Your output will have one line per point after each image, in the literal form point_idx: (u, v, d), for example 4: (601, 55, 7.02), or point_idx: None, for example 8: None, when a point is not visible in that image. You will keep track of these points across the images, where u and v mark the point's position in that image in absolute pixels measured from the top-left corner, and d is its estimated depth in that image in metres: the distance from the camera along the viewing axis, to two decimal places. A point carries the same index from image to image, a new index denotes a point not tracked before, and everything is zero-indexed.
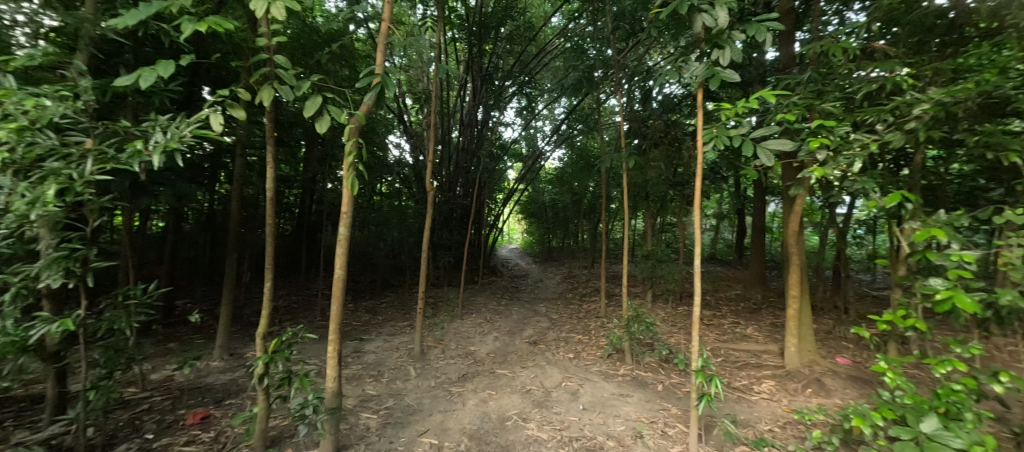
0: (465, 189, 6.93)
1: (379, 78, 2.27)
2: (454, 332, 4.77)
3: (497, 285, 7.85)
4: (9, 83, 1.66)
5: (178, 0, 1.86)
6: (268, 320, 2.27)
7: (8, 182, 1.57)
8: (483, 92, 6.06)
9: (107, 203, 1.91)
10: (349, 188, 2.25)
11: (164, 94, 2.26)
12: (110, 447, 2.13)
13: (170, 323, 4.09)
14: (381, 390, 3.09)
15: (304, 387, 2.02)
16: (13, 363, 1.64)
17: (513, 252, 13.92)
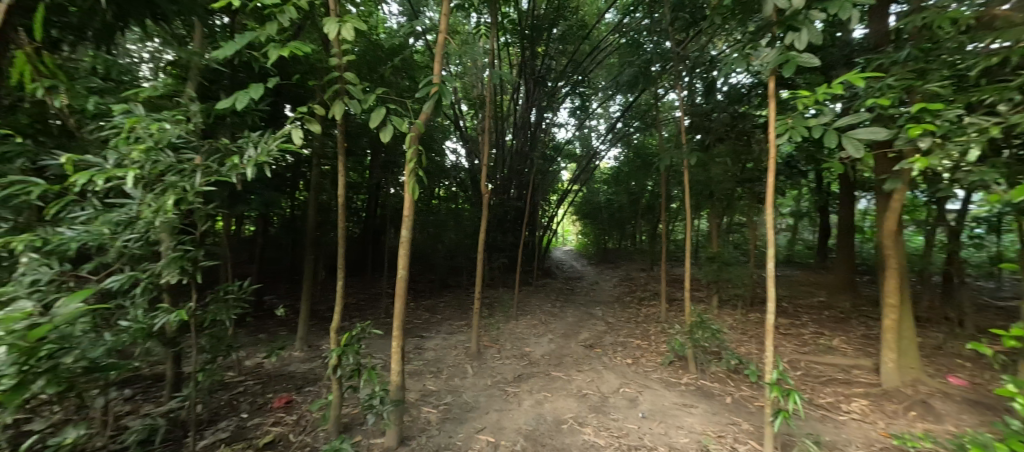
0: (519, 191, 7.02)
1: (437, 88, 2.37)
2: (510, 333, 4.83)
3: (552, 286, 7.81)
4: (138, 112, 1.96)
5: (265, 30, 2.09)
6: (340, 316, 2.46)
7: (139, 194, 1.88)
8: (537, 94, 6.10)
9: (212, 211, 2.21)
10: (410, 194, 2.37)
11: (254, 113, 2.56)
12: (215, 424, 2.45)
13: (261, 316, 4.61)
14: (440, 386, 3.22)
15: (372, 380, 2.17)
16: (143, 346, 1.96)
17: (568, 254, 13.77)
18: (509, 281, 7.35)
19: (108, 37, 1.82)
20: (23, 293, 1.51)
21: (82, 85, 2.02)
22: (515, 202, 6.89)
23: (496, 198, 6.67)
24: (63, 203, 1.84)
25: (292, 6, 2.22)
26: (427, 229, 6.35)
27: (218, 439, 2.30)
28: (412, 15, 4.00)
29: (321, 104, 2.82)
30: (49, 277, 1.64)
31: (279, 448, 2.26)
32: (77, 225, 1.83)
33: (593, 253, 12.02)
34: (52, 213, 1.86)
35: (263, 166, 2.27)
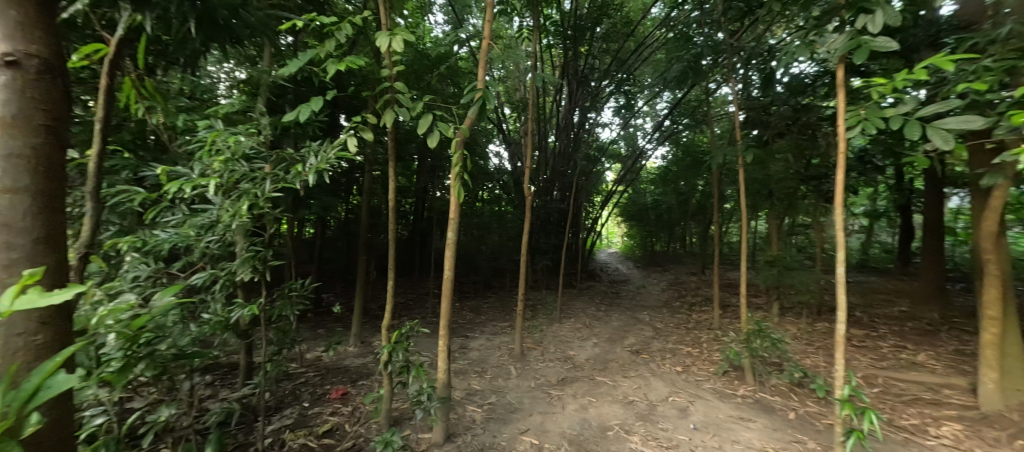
0: (563, 193, 6.98)
1: (481, 93, 2.43)
2: (553, 335, 4.80)
3: (597, 290, 7.66)
4: (218, 127, 2.19)
5: (324, 47, 2.25)
6: (391, 314, 2.58)
7: (219, 200, 2.10)
8: (580, 94, 6.11)
9: (279, 215, 2.41)
10: (456, 196, 2.44)
11: (314, 124, 2.76)
12: (281, 410, 2.67)
13: (320, 313, 4.94)
14: (484, 385, 3.27)
15: (420, 376, 2.26)
16: (221, 336, 2.18)
17: (614, 256, 13.43)
18: (553, 283, 7.31)
19: (193, 61, 2.04)
20: (126, 288, 1.80)
21: (173, 105, 2.29)
22: (558, 204, 6.84)
23: (539, 200, 6.67)
24: (159, 209, 2.11)
25: (347, 23, 2.37)
26: (472, 231, 6.49)
27: (283, 424, 2.50)
28: (456, 23, 4.11)
29: (373, 113, 2.98)
30: (144, 275, 1.91)
31: (336, 436, 2.42)
32: (169, 228, 2.09)
33: (640, 255, 11.63)
34: (151, 217, 2.13)
35: (323, 172, 2.44)
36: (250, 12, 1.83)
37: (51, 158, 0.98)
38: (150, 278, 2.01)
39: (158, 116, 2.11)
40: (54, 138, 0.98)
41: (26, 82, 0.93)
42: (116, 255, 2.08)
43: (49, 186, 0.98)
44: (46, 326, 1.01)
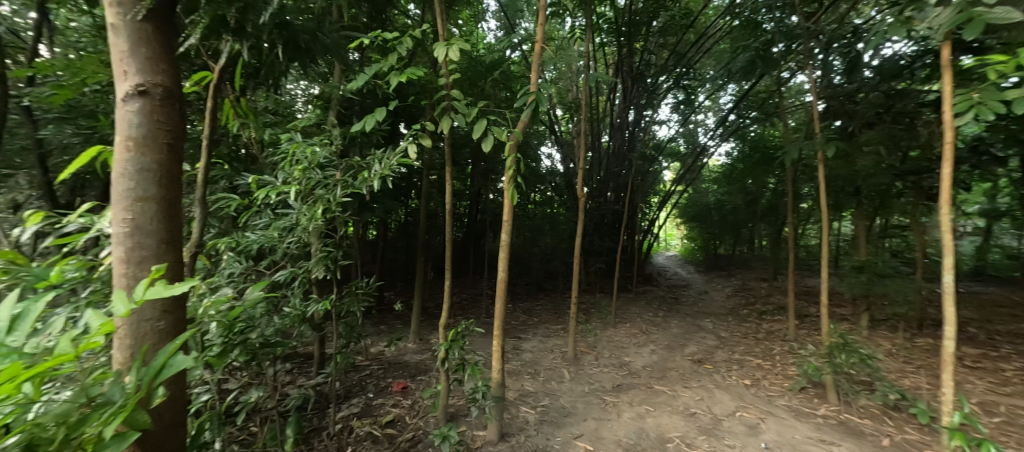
0: (616, 194, 6.78)
1: (534, 96, 2.43)
2: (607, 340, 4.68)
3: (655, 294, 7.34)
4: (297, 139, 2.42)
5: (386, 61, 2.39)
6: (448, 313, 2.67)
7: (298, 205, 2.32)
8: (635, 91, 5.83)
9: (348, 218, 2.62)
10: (510, 199, 2.46)
11: (377, 133, 2.96)
12: (350, 399, 2.89)
13: (383, 310, 5.26)
14: (537, 387, 3.27)
15: (475, 375, 2.31)
16: (299, 329, 2.41)
17: (673, 259, 12.78)
18: (608, 286, 7.13)
19: (276, 82, 2.28)
20: (223, 283, 2.06)
21: (260, 121, 2.57)
22: (614, 205, 6.66)
23: (593, 201, 6.54)
24: (249, 213, 2.39)
25: (408, 37, 2.50)
26: (526, 233, 6.53)
27: (352, 412, 2.71)
28: (508, 28, 4.16)
29: (432, 120, 3.11)
30: (236, 272, 2.17)
31: (398, 427, 2.57)
32: (257, 230, 2.35)
33: (703, 259, 10.94)
34: (243, 221, 2.42)
35: (386, 178, 2.61)
36: (325, 34, 2.00)
37: (171, 169, 1.24)
38: (242, 274, 2.28)
39: (249, 131, 2.39)
40: (173, 152, 1.24)
41: (155, 108, 1.21)
42: (215, 254, 2.39)
43: (170, 191, 1.24)
44: (170, 313, 1.23)
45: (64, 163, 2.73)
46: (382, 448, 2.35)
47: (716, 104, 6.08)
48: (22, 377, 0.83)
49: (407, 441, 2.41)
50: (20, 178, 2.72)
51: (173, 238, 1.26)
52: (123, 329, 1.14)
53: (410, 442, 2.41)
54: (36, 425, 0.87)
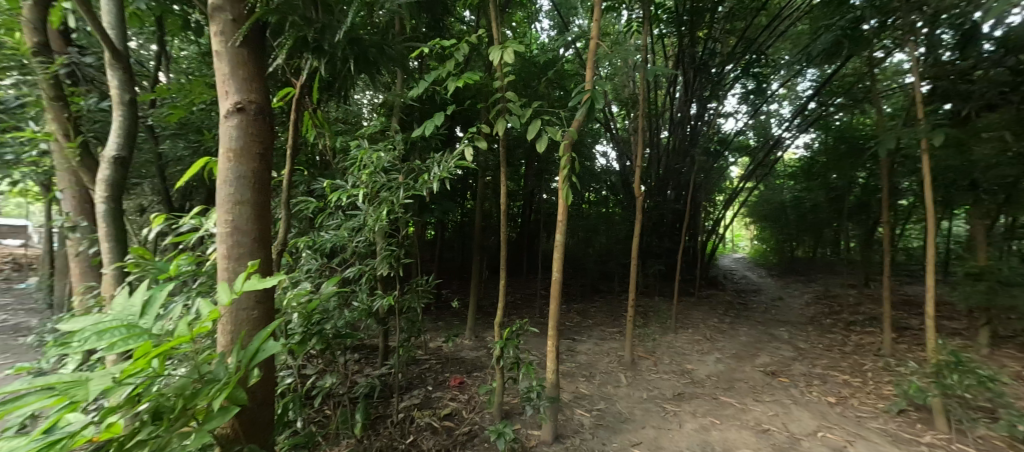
0: (678, 192, 6.44)
1: (589, 94, 2.37)
2: (667, 346, 4.46)
3: (722, 299, 6.85)
4: (365, 145, 2.60)
5: (445, 67, 2.47)
6: (503, 312, 2.68)
7: (365, 206, 2.49)
8: (698, 83, 5.50)
9: (409, 218, 2.76)
10: (565, 199, 2.43)
11: (435, 137, 3.09)
12: (411, 390, 3.05)
13: (441, 307, 5.48)
14: (592, 390, 3.21)
15: (530, 374, 2.31)
16: (365, 322, 2.58)
17: (743, 262, 11.83)
18: (668, 289, 6.80)
19: (347, 94, 2.47)
20: (302, 277, 2.30)
21: (333, 130, 2.80)
22: (675, 204, 6.33)
23: (651, 200, 6.27)
24: (324, 215, 2.62)
25: (465, 44, 2.57)
26: (581, 233, 6.43)
27: (413, 403, 2.85)
28: (562, 27, 4.14)
29: (487, 122, 3.18)
30: (312, 268, 2.40)
31: (455, 420, 2.66)
32: (330, 230, 2.57)
33: (777, 262, 10.04)
34: (319, 221, 2.66)
35: (444, 180, 2.70)
36: (390, 47, 2.13)
37: (261, 176, 1.40)
38: (318, 270, 2.51)
39: (323, 140, 2.62)
40: (263, 161, 1.40)
41: (249, 121, 1.37)
42: (295, 251, 2.65)
43: (260, 196, 1.39)
44: (262, 303, 1.39)
45: (178, 172, 3.20)
46: (441, 439, 2.45)
47: (793, 92, 5.67)
48: (152, 353, 1.00)
49: (464, 435, 2.49)
50: (145, 186, 3.30)
51: (262, 237, 1.41)
52: (227, 315, 1.33)
53: (467, 436, 2.49)
54: (161, 396, 1.06)
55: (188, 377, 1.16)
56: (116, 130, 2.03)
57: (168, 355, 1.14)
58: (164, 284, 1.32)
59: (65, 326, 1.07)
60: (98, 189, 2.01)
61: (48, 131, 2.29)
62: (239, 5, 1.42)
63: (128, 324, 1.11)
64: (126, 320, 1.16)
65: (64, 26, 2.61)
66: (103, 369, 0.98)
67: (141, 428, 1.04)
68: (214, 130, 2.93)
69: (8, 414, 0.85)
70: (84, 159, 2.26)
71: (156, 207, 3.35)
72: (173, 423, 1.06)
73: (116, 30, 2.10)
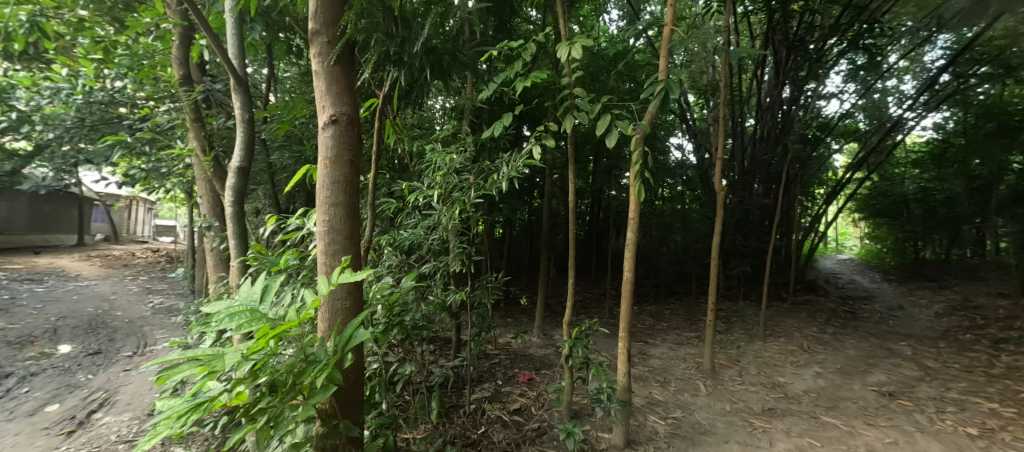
0: (766, 186, 5.83)
1: (664, 84, 2.17)
2: (754, 355, 4.05)
3: (823, 306, 6.05)
4: (439, 149, 2.72)
5: (514, 68, 2.49)
6: (572, 310, 2.62)
7: (439, 206, 2.60)
8: (792, 62, 4.99)
9: (480, 217, 2.84)
10: (637, 196, 2.29)
11: (503, 138, 3.15)
12: (482, 383, 3.16)
13: (509, 304, 5.60)
14: (667, 397, 3.04)
15: (600, 375, 2.23)
16: (440, 316, 2.72)
17: (849, 264, 10.32)
18: (756, 293, 6.18)
19: (422, 100, 2.62)
20: (384, 272, 2.50)
21: (410, 136, 2.99)
22: (765, 198, 5.72)
23: (736, 195, 5.74)
24: (403, 214, 2.79)
25: (532, 43, 2.57)
26: (656, 231, 6.10)
27: (484, 395, 2.96)
28: (632, 16, 3.99)
29: (555, 120, 3.15)
30: (393, 264, 2.59)
31: (525, 416, 2.70)
32: (408, 229, 2.74)
33: (896, 264, 8.58)
34: (399, 220, 2.85)
35: (514, 179, 2.72)
36: (461, 53, 2.21)
37: (351, 179, 1.55)
38: (398, 266, 2.70)
39: (402, 145, 2.80)
40: (352, 166, 1.55)
41: (342, 132, 1.52)
42: (379, 249, 2.88)
43: (350, 198, 1.54)
44: (353, 295, 1.55)
45: (284, 178, 3.67)
46: (510, 432, 2.50)
47: (917, 64, 4.72)
48: (271, 335, 1.17)
49: (533, 431, 2.52)
50: (260, 191, 3.86)
51: (352, 235, 1.57)
52: (326, 304, 1.51)
53: (536, 432, 2.51)
54: (276, 371, 1.24)
55: (295, 357, 1.34)
56: (239, 145, 2.38)
57: (280, 337, 1.32)
58: (277, 275, 1.53)
59: (206, 308, 1.30)
60: (227, 195, 2.38)
61: (190, 147, 2.77)
62: (332, 28, 1.59)
63: (251, 309, 1.31)
64: (249, 305, 1.38)
65: (201, 59, 3.13)
66: (234, 345, 1.17)
67: (261, 398, 1.21)
68: (312, 140, 3.30)
69: (169, 379, 1.06)
70: (216, 169, 2.68)
71: (267, 209, 3.89)
72: (284, 395, 1.23)
73: (238, 59, 2.42)
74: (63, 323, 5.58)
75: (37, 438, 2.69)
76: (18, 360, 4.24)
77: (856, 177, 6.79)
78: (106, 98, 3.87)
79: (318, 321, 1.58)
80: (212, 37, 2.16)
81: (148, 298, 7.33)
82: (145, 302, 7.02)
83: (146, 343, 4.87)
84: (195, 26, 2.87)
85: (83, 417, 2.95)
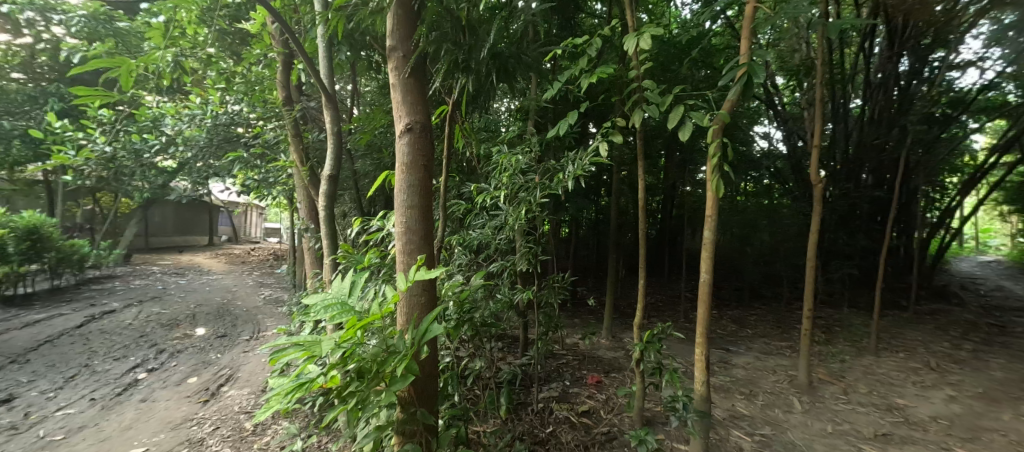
0: (878, 175, 5.05)
1: (746, 67, 1.86)
2: (863, 371, 3.53)
3: (959, 317, 5.06)
4: (505, 151, 2.76)
5: (578, 65, 2.43)
6: (643, 313, 2.46)
7: (506, 207, 2.62)
8: (910, 29, 4.35)
9: (546, 216, 2.82)
10: (715, 192, 2.00)
11: (569, 135, 3.12)
12: (550, 382, 3.16)
13: (577, 304, 5.55)
14: (753, 412, 2.77)
15: (674, 383, 2.08)
16: (508, 314, 2.77)
17: (995, 266, 8.51)
18: (866, 300, 5.37)
19: (488, 104, 2.67)
20: (455, 270, 2.61)
21: (478, 139, 3.09)
22: (876, 190, 4.94)
23: (839, 187, 5.04)
24: (471, 215, 2.90)
25: (597, 38, 2.47)
26: (740, 230, 5.59)
27: (552, 394, 2.96)
28: None
29: (622, 115, 3.04)
30: (463, 263, 2.70)
31: (593, 418, 2.65)
32: (477, 229, 2.82)
33: None
34: (468, 221, 2.96)
35: (580, 178, 2.65)
36: (526, 55, 2.23)
37: (425, 183, 1.65)
38: (467, 264, 2.81)
39: (470, 149, 2.90)
40: (426, 171, 1.65)
41: (416, 139, 1.63)
42: (450, 248, 3.01)
43: (424, 200, 1.65)
44: (428, 291, 1.65)
45: (366, 184, 4.05)
46: (579, 434, 2.47)
47: None
48: (358, 326, 1.30)
49: (602, 435, 2.45)
50: (347, 197, 4.31)
51: (426, 235, 1.67)
52: (404, 299, 1.63)
53: (605, 436, 2.44)
54: (362, 359, 1.36)
55: (379, 347, 1.47)
56: (330, 155, 2.66)
57: (366, 328, 1.46)
58: (362, 272, 1.69)
59: (306, 301, 1.49)
60: (320, 201, 2.67)
61: (291, 160, 3.17)
62: (407, 43, 1.71)
63: (342, 301, 1.47)
64: (340, 298, 1.55)
65: (299, 82, 3.56)
66: (328, 334, 1.33)
67: (351, 382, 1.35)
68: (389, 147, 3.58)
69: (279, 361, 1.23)
70: (311, 178, 3.04)
71: (352, 212, 4.32)
72: (370, 381, 1.36)
73: (328, 78, 2.70)
74: (200, 310, 6.71)
75: (183, 403, 3.28)
76: (169, 339, 5.20)
77: (1004, 161, 5.59)
78: (227, 120, 4.59)
79: (397, 315, 1.71)
80: (307, 61, 2.44)
81: (261, 290, 8.52)
82: (259, 293, 8.18)
83: (260, 329, 5.68)
84: (294, 53, 3.27)
85: (215, 388, 3.53)
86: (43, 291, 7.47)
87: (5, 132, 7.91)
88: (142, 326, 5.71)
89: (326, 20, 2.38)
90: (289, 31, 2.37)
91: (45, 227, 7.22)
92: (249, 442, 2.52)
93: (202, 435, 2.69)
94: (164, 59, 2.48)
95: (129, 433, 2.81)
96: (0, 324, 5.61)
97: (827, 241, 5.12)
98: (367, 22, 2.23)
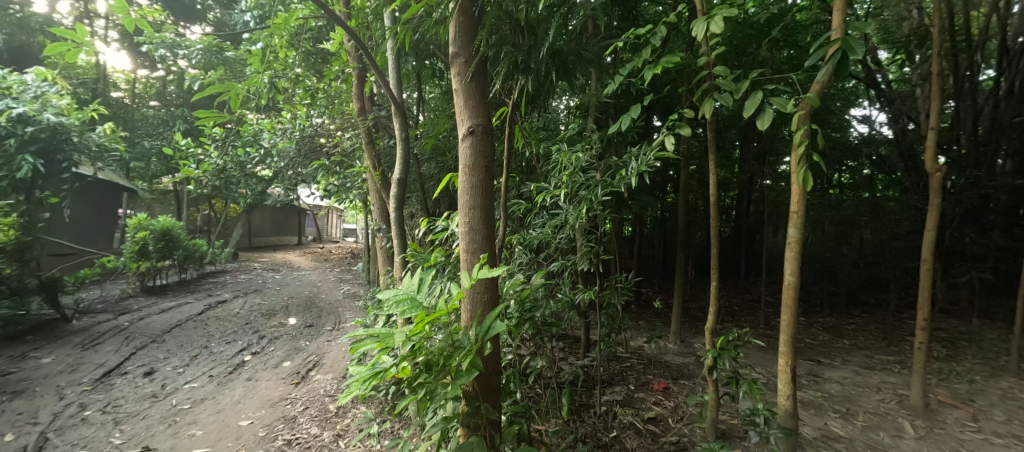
0: (1020, 160, 4.16)
1: (839, 41, 1.62)
2: (1000, 395, 2.94)
3: None
4: (565, 150, 2.72)
5: (642, 56, 2.31)
6: (716, 317, 2.26)
7: (565, 206, 2.57)
8: None
9: (608, 214, 2.73)
10: (801, 185, 1.75)
11: (633, 130, 3.00)
12: (614, 385, 3.06)
13: (643, 306, 5.33)
14: (851, 434, 2.44)
15: (753, 394, 1.88)
16: (569, 313, 2.73)
17: None
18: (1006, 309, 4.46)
19: (547, 103, 2.64)
20: (516, 269, 2.64)
21: (537, 139, 3.08)
22: (1018, 178, 4.06)
23: (967, 175, 4.22)
24: (532, 214, 2.90)
25: (661, 26, 2.33)
26: (835, 227, 4.98)
27: (616, 398, 2.87)
28: None
29: (690, 107, 2.85)
30: (523, 262, 2.72)
31: (660, 426, 2.52)
32: (537, 228, 2.82)
33: None
34: (528, 220, 2.97)
35: (644, 174, 2.52)
36: (586, 50, 2.17)
37: (487, 184, 1.69)
38: (528, 264, 2.81)
39: (530, 148, 2.90)
40: (487, 171, 1.69)
41: (478, 141, 1.68)
42: (510, 247, 3.05)
43: (485, 200, 1.69)
44: (490, 289, 1.69)
45: (431, 185, 4.27)
46: (646, 441, 2.36)
47: None
48: (427, 320, 1.37)
49: (671, 444, 2.32)
50: (415, 199, 4.58)
51: (488, 235, 1.71)
52: (468, 297, 1.69)
53: (674, 446, 2.31)
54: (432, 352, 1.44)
55: (446, 342, 1.52)
56: (399, 159, 2.82)
57: (433, 323, 1.54)
58: (430, 270, 1.77)
59: (380, 296, 1.59)
60: (391, 203, 2.84)
61: (366, 166, 3.45)
62: (468, 48, 1.77)
63: (411, 297, 1.56)
64: (410, 293, 1.64)
65: (372, 93, 3.85)
66: (400, 327, 1.42)
67: (421, 374, 1.42)
68: (453, 150, 3.74)
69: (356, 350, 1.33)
70: (383, 182, 3.27)
71: (418, 213, 4.59)
72: (438, 373, 1.42)
73: (397, 88, 2.88)
74: (293, 302, 7.55)
75: (280, 384, 3.72)
76: (268, 327, 5.91)
77: None
78: (312, 132, 4.98)
79: (461, 312, 1.78)
80: (378, 73, 2.61)
81: (342, 285, 9.35)
82: (340, 289, 8.96)
83: (341, 321, 6.25)
84: (367, 66, 3.54)
85: (305, 372, 3.95)
86: (175, 283, 8.90)
87: (146, 151, 9.36)
88: (247, 315, 6.57)
89: (395, 34, 2.53)
90: (363, 47, 2.54)
91: (176, 229, 8.57)
92: (332, 423, 2.78)
93: (295, 413, 3.02)
94: (260, 80, 2.82)
95: (238, 408, 3.25)
96: (145, 310, 6.80)
97: (949, 240, 4.35)
98: (431, 32, 2.33)
